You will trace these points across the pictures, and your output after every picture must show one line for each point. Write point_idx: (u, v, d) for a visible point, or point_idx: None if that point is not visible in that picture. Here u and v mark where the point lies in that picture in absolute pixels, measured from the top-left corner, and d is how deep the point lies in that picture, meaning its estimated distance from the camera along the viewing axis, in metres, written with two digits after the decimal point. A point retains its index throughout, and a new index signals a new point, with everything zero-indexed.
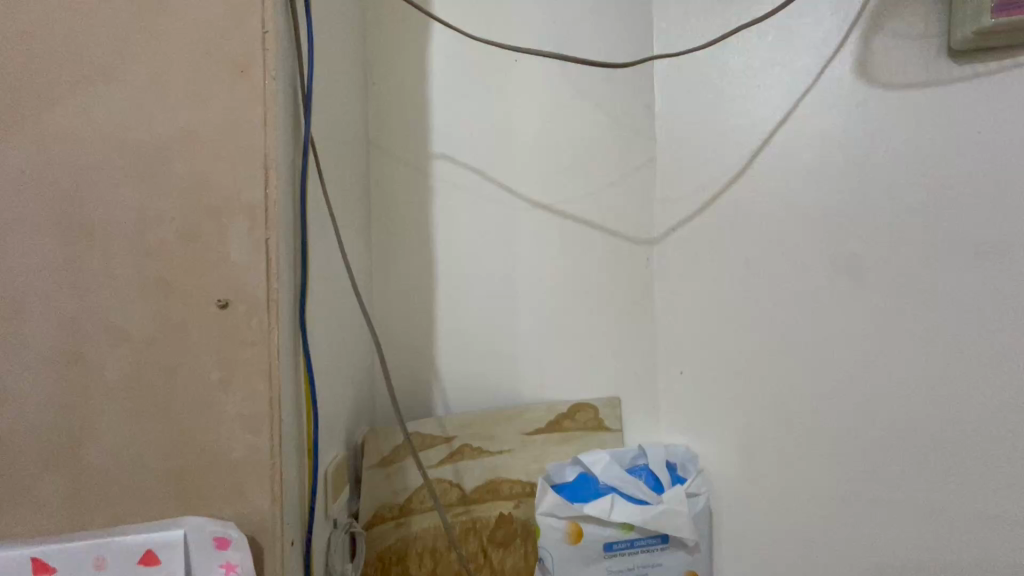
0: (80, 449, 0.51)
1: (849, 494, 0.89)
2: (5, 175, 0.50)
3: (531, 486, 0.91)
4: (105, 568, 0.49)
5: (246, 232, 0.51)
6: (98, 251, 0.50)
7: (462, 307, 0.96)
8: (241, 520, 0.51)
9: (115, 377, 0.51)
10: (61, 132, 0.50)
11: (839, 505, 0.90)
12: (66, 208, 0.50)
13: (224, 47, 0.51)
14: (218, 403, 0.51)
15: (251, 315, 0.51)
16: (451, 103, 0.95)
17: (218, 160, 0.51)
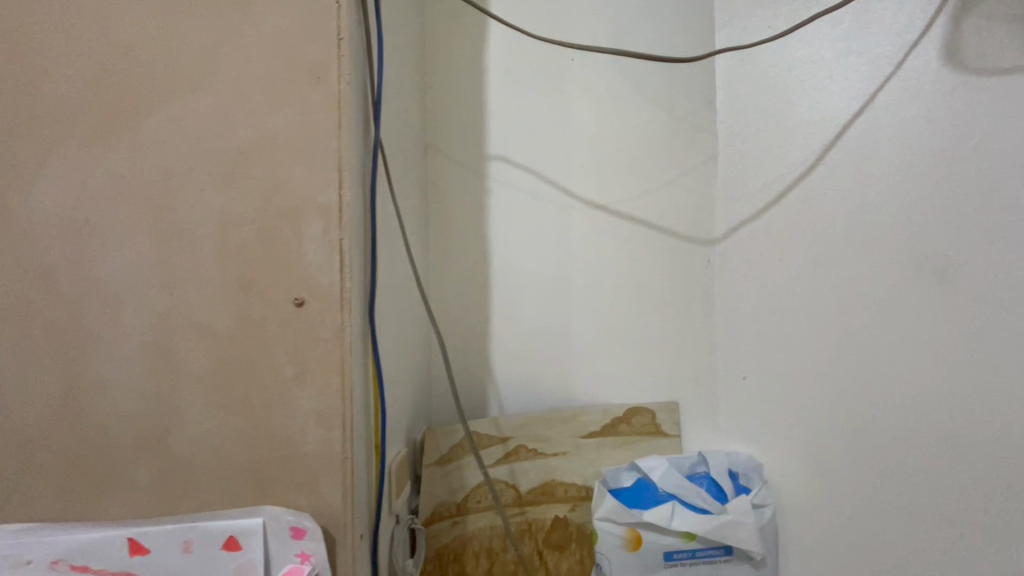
0: (169, 438, 0.53)
1: (924, 511, 0.84)
2: (104, 180, 0.53)
3: (587, 490, 0.90)
4: (192, 551, 0.52)
5: (321, 233, 0.53)
6: (185, 251, 0.53)
7: (516, 307, 0.96)
8: (315, 512, 0.53)
9: (201, 370, 0.53)
10: (153, 137, 0.53)
11: (912, 522, 0.85)
12: (156, 209, 0.53)
13: (302, 55, 0.53)
14: (293, 397, 0.53)
15: (325, 313, 0.53)
16: (508, 104, 0.95)
17: (295, 163, 0.53)
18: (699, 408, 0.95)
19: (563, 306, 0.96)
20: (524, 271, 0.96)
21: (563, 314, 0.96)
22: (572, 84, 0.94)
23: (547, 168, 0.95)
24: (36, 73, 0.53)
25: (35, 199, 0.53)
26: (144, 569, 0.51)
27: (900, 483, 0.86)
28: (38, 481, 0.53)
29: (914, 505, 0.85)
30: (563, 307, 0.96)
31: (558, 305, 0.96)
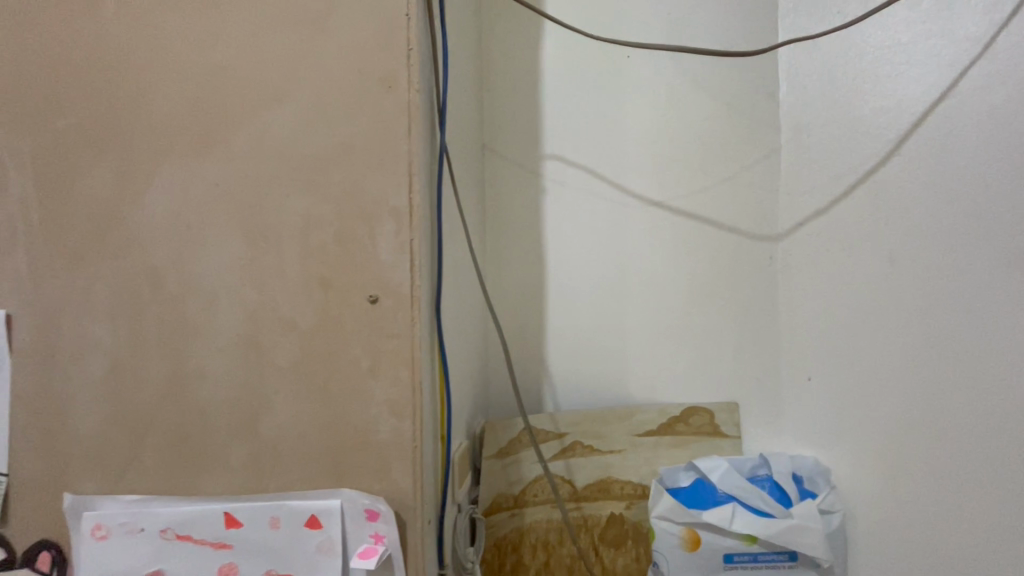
0: (259, 423, 0.58)
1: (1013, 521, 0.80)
2: (202, 188, 0.58)
3: (643, 488, 0.89)
4: (279, 526, 0.57)
5: (393, 233, 0.56)
6: (273, 252, 0.58)
7: (572, 305, 0.97)
8: (388, 496, 0.56)
9: (286, 361, 0.58)
10: (245, 147, 0.57)
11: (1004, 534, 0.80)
12: (249, 214, 0.58)
13: (375, 66, 0.56)
14: (368, 388, 0.57)
15: (397, 309, 0.56)
16: (564, 104, 0.96)
17: (369, 169, 0.56)
18: (762, 408, 0.92)
19: (619, 304, 0.96)
20: (579, 269, 0.96)
21: (619, 312, 0.96)
22: (628, 82, 0.94)
23: (603, 166, 0.95)
24: (142, 91, 0.58)
25: (142, 205, 0.59)
26: (239, 540, 0.57)
27: (1007, 492, 0.80)
28: (145, 460, 0.59)
29: (1003, 516, 0.80)
30: (618, 305, 0.96)
31: (614, 303, 0.96)
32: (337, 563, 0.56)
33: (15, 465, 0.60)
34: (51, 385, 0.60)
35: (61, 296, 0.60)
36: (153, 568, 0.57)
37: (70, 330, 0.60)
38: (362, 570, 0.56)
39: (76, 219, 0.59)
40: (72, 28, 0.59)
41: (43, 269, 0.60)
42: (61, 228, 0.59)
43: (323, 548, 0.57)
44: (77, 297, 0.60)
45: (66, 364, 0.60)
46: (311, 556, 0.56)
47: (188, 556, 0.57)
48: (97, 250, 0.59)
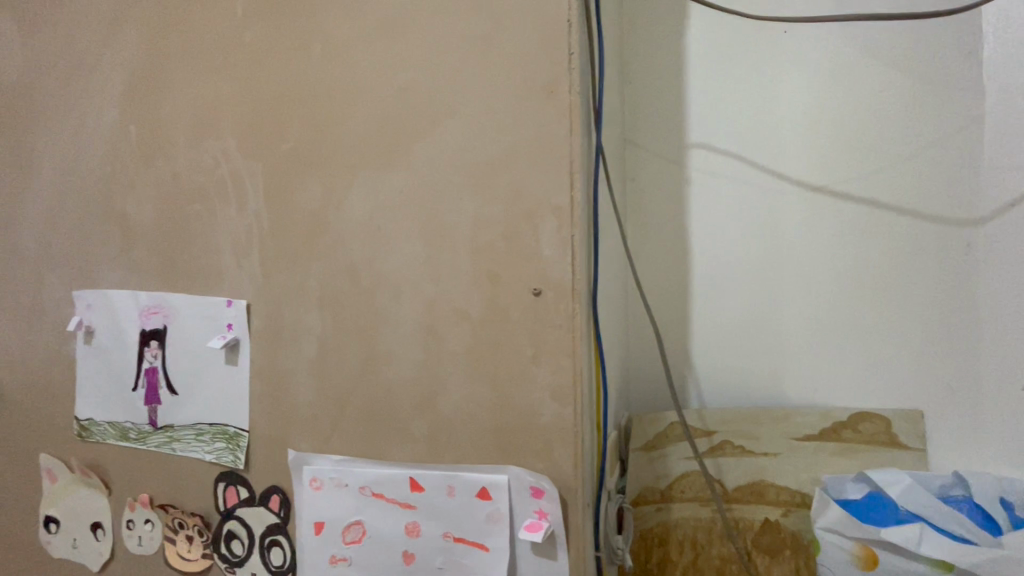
0: (436, 402, 0.65)
1: None
2: (387, 195, 0.66)
3: (804, 497, 0.83)
4: (455, 493, 0.64)
5: (555, 230, 0.60)
6: (448, 250, 0.64)
7: (719, 299, 0.93)
8: (551, 476, 0.60)
9: (458, 348, 0.64)
10: (423, 157, 0.64)
11: None
12: (426, 216, 0.65)
13: (538, 73, 0.60)
14: (532, 374, 0.61)
15: (559, 301, 0.60)
16: (711, 88, 0.91)
17: (534, 170, 0.60)
18: (954, 418, 0.82)
19: (772, 298, 0.90)
20: (727, 261, 0.92)
21: (773, 307, 0.90)
22: (786, 58, 0.87)
23: (755, 152, 0.90)
24: (340, 114, 0.68)
25: (341, 213, 0.69)
26: (422, 503, 0.65)
27: None
28: (346, 427, 0.70)
29: None
30: (772, 299, 0.90)
31: (766, 297, 0.90)
32: (506, 532, 0.62)
33: (253, 425, 0.75)
34: (277, 362, 0.74)
35: (283, 290, 0.73)
36: (355, 518, 0.68)
37: (289, 317, 0.73)
38: (528, 541, 0.61)
39: (293, 226, 0.72)
40: (289, 69, 0.71)
41: (271, 267, 0.74)
42: (283, 234, 0.73)
43: (492, 517, 0.62)
44: (293, 291, 0.72)
45: (287, 345, 0.73)
46: (483, 524, 0.63)
47: (381, 511, 0.67)
48: (308, 251, 0.71)
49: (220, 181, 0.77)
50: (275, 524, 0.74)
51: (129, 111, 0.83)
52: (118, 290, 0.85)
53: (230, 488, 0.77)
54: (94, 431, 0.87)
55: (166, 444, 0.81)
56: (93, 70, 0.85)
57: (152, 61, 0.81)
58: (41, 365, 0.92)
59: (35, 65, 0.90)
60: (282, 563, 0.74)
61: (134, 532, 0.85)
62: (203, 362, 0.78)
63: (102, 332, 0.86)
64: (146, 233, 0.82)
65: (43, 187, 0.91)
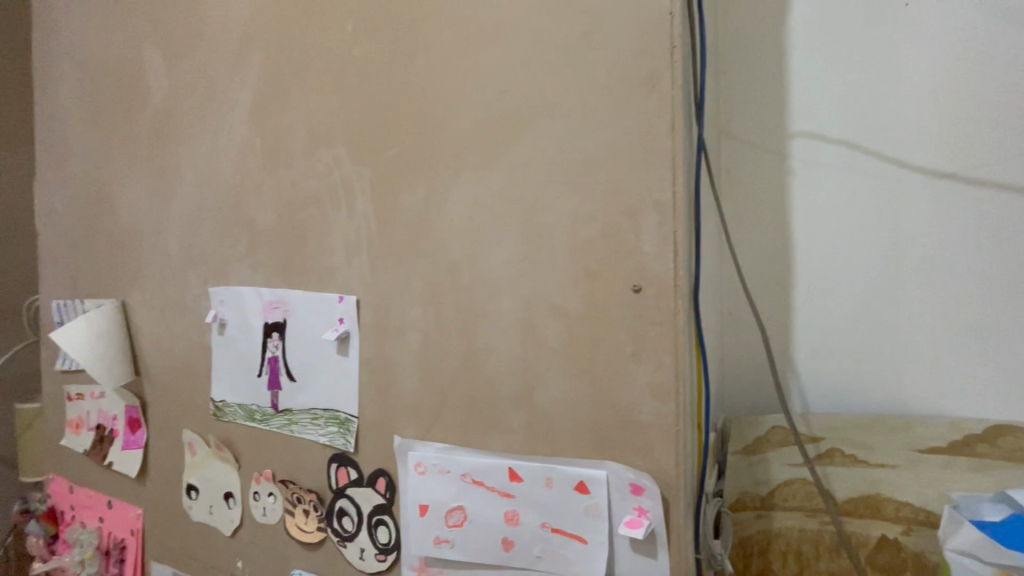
0: (534, 395, 0.67)
1: None
2: (487, 195, 0.69)
3: (928, 515, 0.75)
4: (553, 485, 0.65)
5: (657, 225, 0.59)
6: (546, 247, 0.65)
7: (827, 298, 0.87)
8: (652, 473, 0.60)
9: (556, 343, 0.65)
10: (522, 157, 0.66)
11: None
12: (525, 214, 0.66)
13: (639, 69, 0.59)
14: (632, 371, 0.61)
15: (661, 297, 0.59)
16: (817, 73, 0.86)
17: (634, 166, 0.60)
18: None
19: (889, 295, 0.83)
20: (835, 258, 0.86)
21: (890, 306, 0.83)
22: (906, 36, 0.81)
23: (870, 138, 0.83)
24: (442, 119, 0.72)
25: (443, 213, 0.73)
26: (521, 492, 0.67)
27: None
28: (447, 417, 0.73)
29: None
30: (888, 298, 0.83)
31: (882, 296, 0.84)
32: (605, 526, 0.63)
33: (362, 411, 0.81)
34: (383, 354, 0.79)
35: (389, 286, 0.78)
36: (457, 504, 0.71)
37: (394, 312, 0.78)
38: (627, 536, 0.62)
39: (398, 226, 0.77)
40: (395, 79, 0.76)
41: (378, 265, 0.79)
42: (389, 234, 0.78)
43: (590, 511, 0.63)
44: (398, 287, 0.77)
45: (392, 338, 0.78)
46: (581, 517, 0.64)
47: (481, 498, 0.69)
48: (412, 250, 0.76)
49: (332, 186, 0.84)
50: (381, 504, 0.80)
51: (254, 126, 0.93)
52: (245, 286, 0.95)
53: (342, 468, 0.84)
54: (226, 412, 0.98)
55: (286, 426, 0.90)
56: (225, 92, 0.96)
57: (274, 80, 0.90)
58: (183, 352, 1.05)
59: (179, 90, 1.03)
60: (388, 541, 0.79)
61: (259, 503, 0.95)
62: (317, 352, 0.85)
63: (232, 324, 0.97)
64: (268, 235, 0.91)
65: (185, 197, 1.03)
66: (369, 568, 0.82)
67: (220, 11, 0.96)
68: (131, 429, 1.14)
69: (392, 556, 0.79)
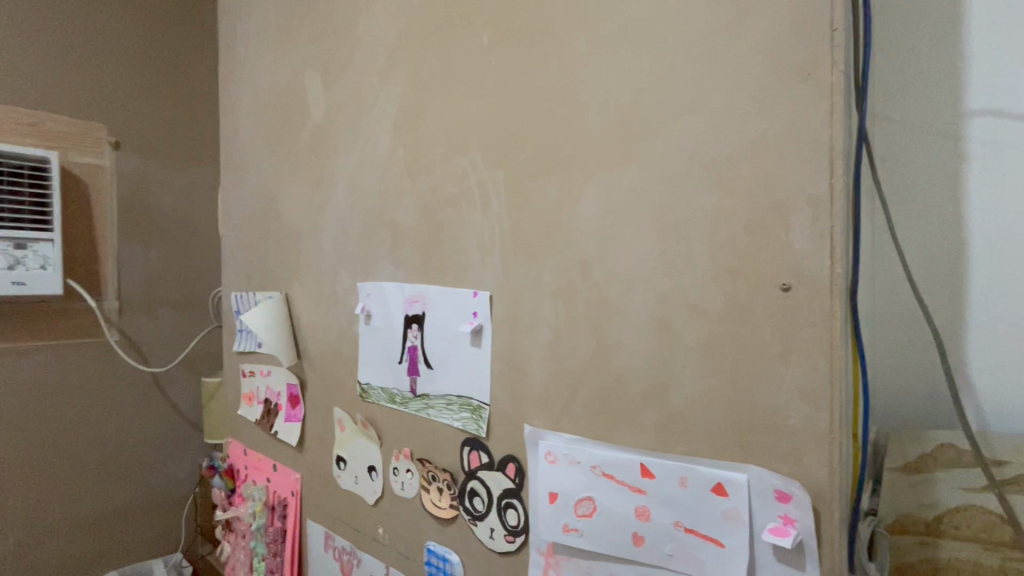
0: (668, 394, 0.67)
1: None
2: (622, 193, 0.70)
3: None
4: (688, 485, 0.65)
5: (810, 221, 0.56)
6: (684, 244, 0.65)
7: (1011, 300, 0.76)
8: (801, 481, 0.57)
9: (694, 342, 0.64)
10: (659, 156, 0.66)
11: None
12: (661, 212, 0.66)
13: (793, 57, 0.57)
14: (779, 374, 0.58)
15: (815, 297, 0.56)
16: (1000, 45, 0.75)
17: (785, 159, 0.57)
18: None
19: None
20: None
21: None
22: None
23: None
24: (575, 122, 0.74)
25: (575, 212, 0.75)
26: (653, 489, 0.67)
27: None
28: (577, 410, 0.76)
29: None
30: None
31: None
32: (745, 531, 0.61)
33: (494, 400, 0.87)
34: (514, 346, 0.84)
35: (520, 283, 0.82)
36: (586, 494, 0.73)
37: (526, 307, 0.82)
38: (771, 544, 0.60)
39: (531, 225, 0.81)
40: (529, 86, 0.80)
41: (510, 263, 0.84)
42: (522, 233, 0.82)
43: (729, 515, 0.62)
44: (530, 284, 0.81)
45: (523, 332, 0.82)
46: (718, 520, 0.63)
47: (611, 491, 0.71)
48: (544, 248, 0.79)
49: (467, 190, 0.90)
50: (511, 489, 0.84)
51: (397, 137, 1.03)
52: (388, 281, 1.05)
53: (474, 452, 0.90)
54: (371, 393, 1.10)
55: (423, 409, 0.99)
56: (373, 108, 1.08)
57: (415, 94, 0.99)
58: (335, 339, 1.19)
59: (334, 109, 1.18)
60: (516, 524, 0.84)
61: (398, 477, 1.05)
62: (452, 343, 0.92)
63: (376, 315, 1.07)
64: (409, 235, 1.01)
65: (337, 202, 1.17)
66: (498, 547, 0.87)
67: (370, 36, 1.08)
68: (292, 404, 1.32)
69: (520, 538, 0.83)
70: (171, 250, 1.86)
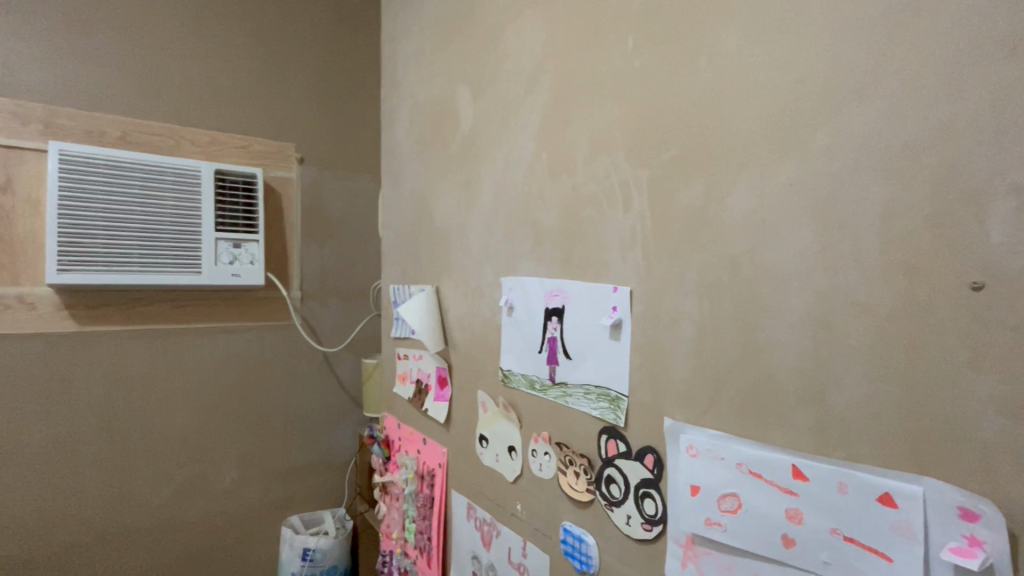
0: (827, 394, 0.64)
1: None
2: (777, 188, 0.69)
3: None
4: (848, 491, 0.62)
5: (1011, 212, 0.51)
6: (850, 240, 0.62)
7: None
8: (993, 500, 0.52)
9: (858, 342, 0.61)
10: (821, 148, 0.64)
11: None
12: (823, 206, 0.64)
13: (992, 33, 0.51)
14: (966, 380, 0.54)
15: (1016, 298, 0.50)
16: None
17: (979, 145, 0.52)
18: None
19: None
20: None
21: None
22: None
23: None
24: (725, 119, 0.74)
25: (724, 208, 0.75)
26: (807, 492, 0.66)
27: None
28: (721, 406, 0.76)
29: None
30: None
31: None
32: (918, 548, 0.57)
33: (633, 391, 0.90)
34: (655, 341, 0.86)
35: (663, 279, 0.84)
36: (730, 490, 0.73)
37: (668, 302, 0.83)
38: (951, 565, 0.55)
39: (676, 221, 0.82)
40: (677, 85, 0.81)
41: (653, 260, 0.86)
42: (665, 230, 0.84)
43: (898, 527, 0.58)
44: (673, 279, 0.83)
45: (665, 326, 0.84)
46: (885, 531, 0.59)
47: (759, 490, 0.70)
48: (689, 244, 0.80)
49: (609, 189, 0.94)
50: (649, 479, 0.87)
51: (540, 142, 1.10)
52: (531, 276, 1.13)
53: (611, 440, 0.94)
54: (512, 379, 1.19)
55: (562, 396, 1.05)
56: (518, 116, 1.17)
57: (560, 99, 1.05)
58: (480, 329, 1.31)
59: (481, 118, 1.29)
60: (654, 513, 0.86)
61: (536, 459, 1.13)
62: (592, 335, 0.97)
63: (518, 307, 1.16)
64: (551, 233, 1.07)
65: (484, 204, 1.29)
66: (635, 534, 0.90)
67: (517, 50, 1.17)
68: (441, 385, 1.47)
69: (658, 528, 0.85)
70: (337, 247, 2.17)
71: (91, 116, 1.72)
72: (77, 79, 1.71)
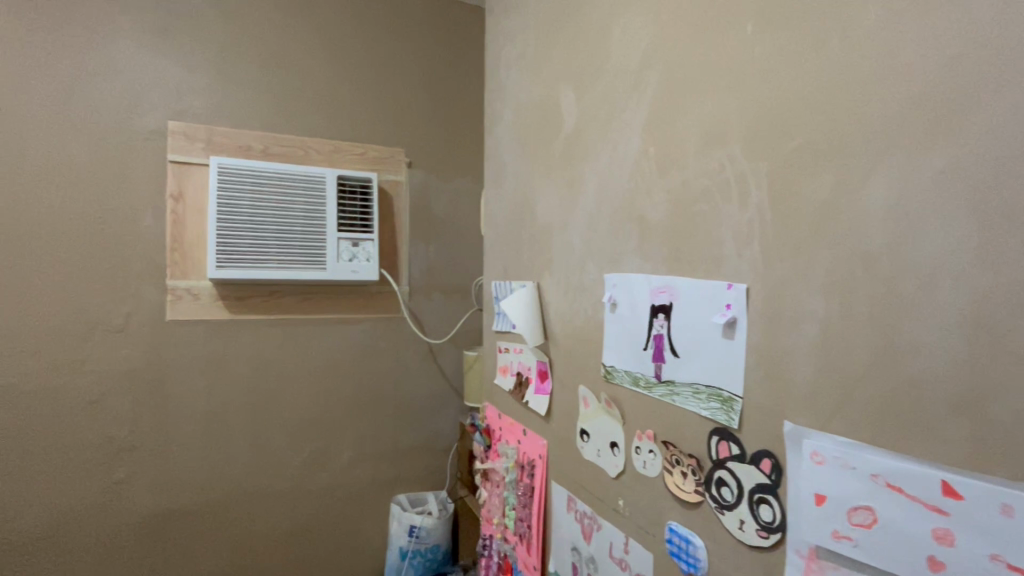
0: (986, 404, 0.58)
1: None
2: (925, 177, 0.63)
3: None
4: (1014, 515, 0.55)
5: None
6: (1019, 233, 0.55)
7: None
8: None
9: None
10: (983, 130, 0.57)
11: None
12: (985, 195, 0.58)
13: None
14: None
15: None
16: None
17: None
18: None
19: None
20: None
21: None
22: None
23: None
24: (860, 103, 0.69)
25: (858, 199, 0.70)
26: (959, 512, 0.60)
27: None
28: (852, 412, 0.71)
29: None
30: None
31: None
32: None
33: (748, 393, 0.86)
34: (774, 341, 0.82)
35: (784, 276, 0.80)
36: (864, 503, 0.69)
37: (790, 300, 0.79)
38: None
39: (800, 215, 0.77)
40: (803, 71, 0.77)
41: (773, 255, 0.82)
42: (787, 225, 0.79)
43: None
44: (796, 276, 0.78)
45: (786, 326, 0.80)
46: None
47: (900, 505, 0.65)
48: (816, 239, 0.75)
49: (723, 183, 0.91)
50: (766, 484, 0.83)
51: (647, 137, 1.09)
52: (636, 272, 1.13)
53: (723, 442, 0.91)
54: (616, 375, 1.19)
55: (668, 395, 1.03)
56: (623, 112, 1.17)
57: (668, 93, 1.03)
58: (582, 325, 1.33)
59: (585, 115, 1.31)
60: (771, 520, 0.82)
61: (640, 456, 1.12)
62: (703, 333, 0.94)
63: (622, 303, 1.16)
64: (658, 229, 1.06)
65: (586, 201, 1.30)
66: (749, 541, 0.86)
67: (623, 46, 1.17)
68: (541, 378, 1.51)
69: (776, 536, 0.81)
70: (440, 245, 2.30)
71: (241, 133, 1.99)
72: (231, 102, 1.99)
